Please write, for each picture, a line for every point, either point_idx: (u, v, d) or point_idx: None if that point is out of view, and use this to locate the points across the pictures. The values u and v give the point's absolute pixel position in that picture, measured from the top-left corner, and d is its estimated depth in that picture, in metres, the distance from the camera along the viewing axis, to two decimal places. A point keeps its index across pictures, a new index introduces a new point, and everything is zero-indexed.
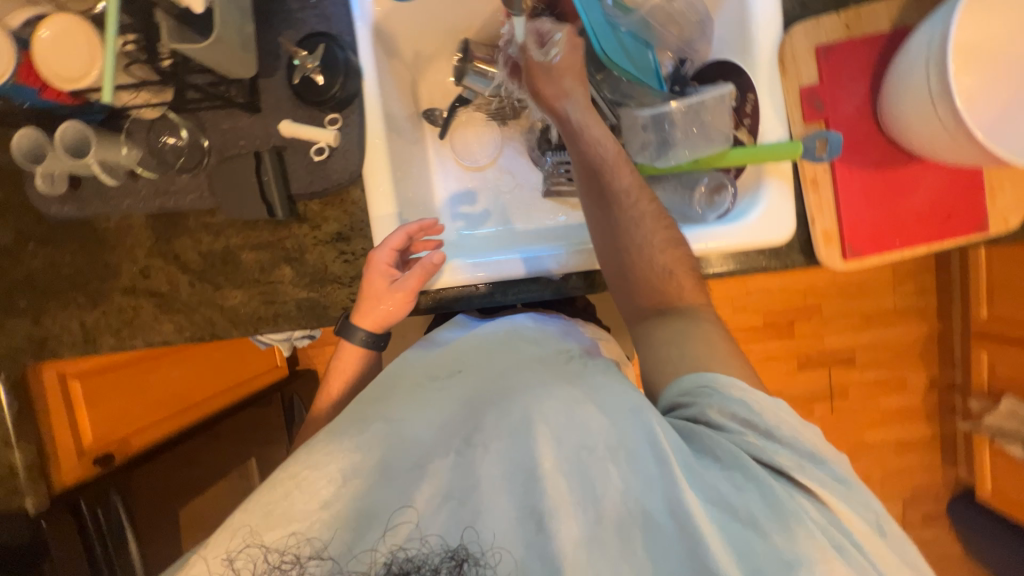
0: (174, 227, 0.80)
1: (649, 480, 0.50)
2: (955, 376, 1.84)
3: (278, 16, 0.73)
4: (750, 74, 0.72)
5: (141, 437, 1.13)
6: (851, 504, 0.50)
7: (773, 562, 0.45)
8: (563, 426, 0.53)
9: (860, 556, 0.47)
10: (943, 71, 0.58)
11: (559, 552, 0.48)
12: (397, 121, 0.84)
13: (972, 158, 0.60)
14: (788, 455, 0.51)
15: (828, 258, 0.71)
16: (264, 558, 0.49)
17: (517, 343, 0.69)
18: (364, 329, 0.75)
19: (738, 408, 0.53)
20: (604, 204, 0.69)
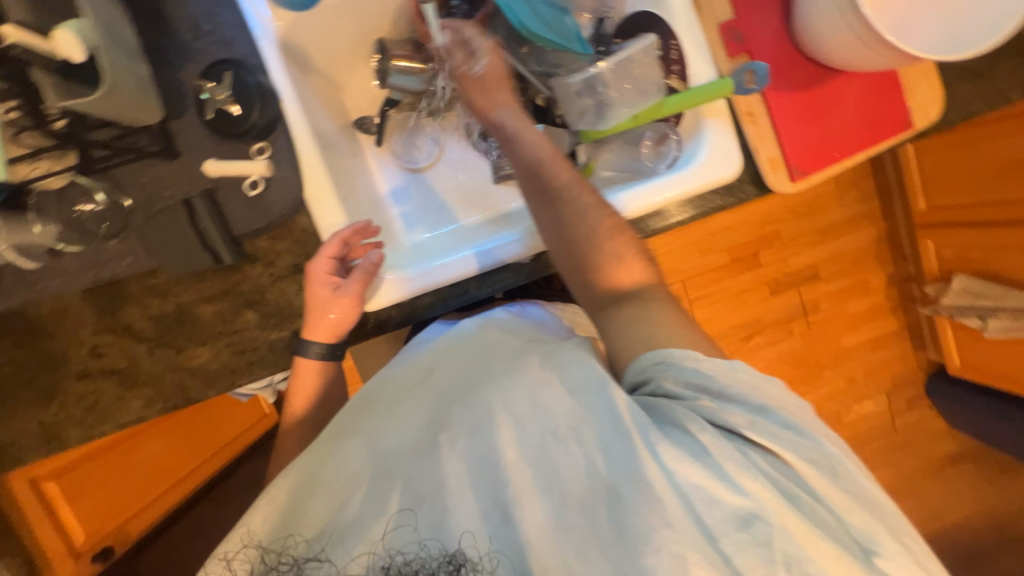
0: (118, 298, 0.74)
1: (608, 452, 0.55)
2: (909, 268, 1.96)
3: (174, 51, 0.68)
4: (668, 20, 0.73)
5: (137, 520, 1.11)
6: (799, 450, 0.54)
7: (719, 511, 0.51)
8: (525, 414, 0.57)
9: (801, 496, 0.53)
10: None
11: (525, 538, 0.53)
12: (328, 137, 0.80)
13: (888, 60, 0.63)
14: (739, 414, 0.55)
15: (777, 183, 0.73)
16: (264, 558, 0.54)
17: (481, 339, 0.68)
18: (317, 342, 0.73)
19: (691, 377, 0.57)
20: (547, 201, 0.69)
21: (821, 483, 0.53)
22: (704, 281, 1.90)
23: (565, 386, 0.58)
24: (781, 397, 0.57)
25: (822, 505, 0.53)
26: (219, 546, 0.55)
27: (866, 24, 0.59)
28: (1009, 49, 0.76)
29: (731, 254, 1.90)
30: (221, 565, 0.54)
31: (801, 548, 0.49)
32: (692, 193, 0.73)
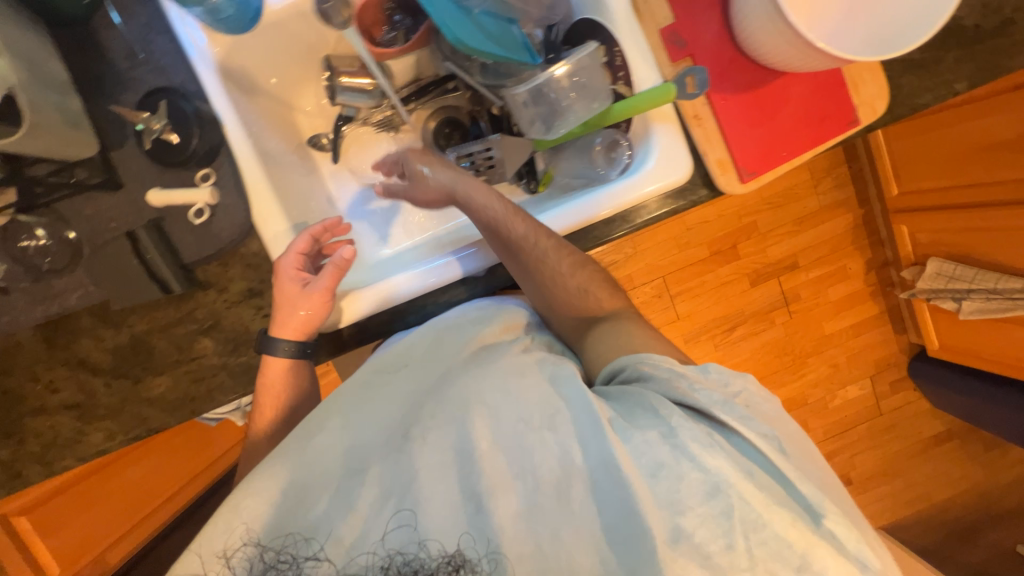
0: (68, 331, 0.73)
1: (582, 438, 0.56)
2: (887, 253, 1.97)
3: (110, 81, 0.67)
4: (610, 28, 0.73)
5: (114, 551, 1.08)
6: (757, 425, 0.56)
7: (696, 486, 0.50)
8: (498, 404, 0.59)
9: (770, 477, 0.52)
10: None
11: (499, 527, 0.52)
12: (277, 157, 0.79)
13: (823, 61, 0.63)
14: (707, 396, 0.57)
15: (728, 185, 0.73)
16: (261, 556, 0.54)
17: (456, 331, 0.73)
18: (285, 339, 0.71)
19: (664, 370, 0.62)
20: (511, 254, 0.72)
21: (768, 446, 0.54)
22: (684, 276, 1.90)
23: (535, 376, 0.63)
24: (746, 391, 0.60)
25: (785, 483, 0.52)
26: (218, 543, 0.55)
27: (793, 26, 0.59)
28: (952, 40, 0.76)
29: (709, 248, 1.90)
30: (220, 562, 0.54)
31: (772, 518, 0.49)
32: (643, 198, 0.73)
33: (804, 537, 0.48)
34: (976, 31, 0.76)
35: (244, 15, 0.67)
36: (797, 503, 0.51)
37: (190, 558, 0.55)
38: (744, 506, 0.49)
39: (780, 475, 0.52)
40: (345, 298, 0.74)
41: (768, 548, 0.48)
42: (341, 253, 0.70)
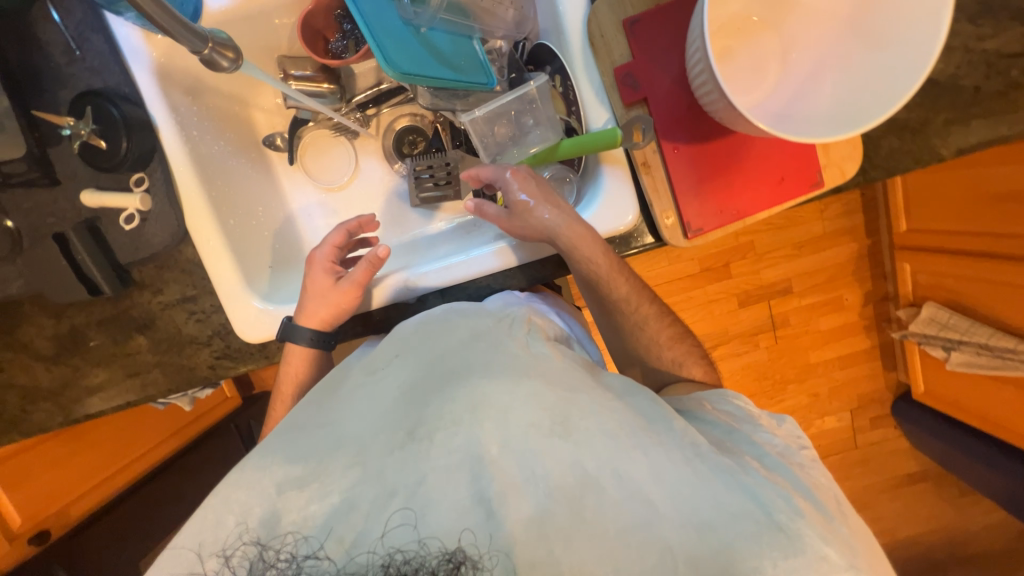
0: (14, 318, 0.76)
1: (597, 449, 0.50)
2: (888, 288, 1.84)
3: (49, 77, 0.67)
4: (565, 60, 0.68)
5: (82, 502, 1.19)
6: (789, 469, 0.57)
7: (721, 514, 0.49)
8: (512, 406, 0.52)
9: (801, 505, 0.52)
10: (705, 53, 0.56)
11: (507, 533, 0.47)
12: (220, 160, 0.77)
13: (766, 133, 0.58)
14: (771, 440, 0.61)
15: (672, 239, 0.70)
16: (260, 555, 0.49)
17: (469, 324, 0.66)
18: (308, 330, 0.72)
19: (732, 408, 0.66)
20: (605, 308, 0.76)
21: (793, 482, 0.55)
22: (672, 289, 1.82)
23: (555, 380, 0.56)
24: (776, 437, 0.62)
25: (816, 515, 0.51)
26: (218, 541, 0.50)
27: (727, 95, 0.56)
28: (944, 101, 0.69)
29: (701, 264, 1.80)
30: (218, 561, 0.49)
31: (810, 544, 0.48)
32: None
33: (836, 570, 0.47)
34: (975, 93, 0.69)
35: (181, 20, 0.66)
36: (830, 536, 0.49)
37: (181, 553, 0.51)
38: (774, 537, 0.48)
39: (812, 508, 0.52)
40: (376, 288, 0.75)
41: (800, 572, 0.46)
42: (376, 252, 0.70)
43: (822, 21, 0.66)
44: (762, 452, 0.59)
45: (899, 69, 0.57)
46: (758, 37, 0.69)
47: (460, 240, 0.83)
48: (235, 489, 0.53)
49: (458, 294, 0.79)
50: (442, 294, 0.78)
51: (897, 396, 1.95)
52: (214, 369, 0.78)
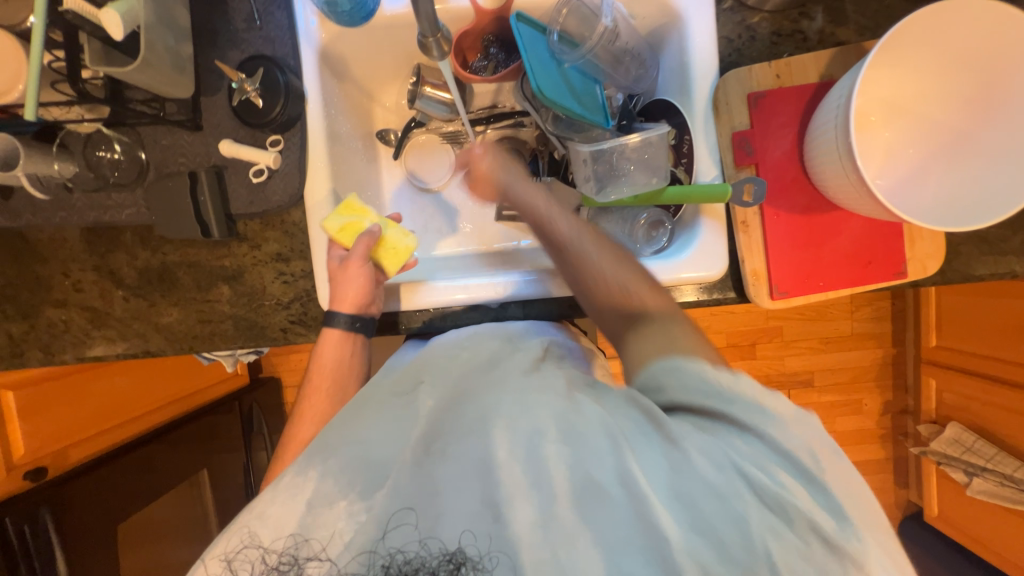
0: (110, 242, 0.78)
1: (597, 452, 0.50)
2: (908, 402, 1.78)
3: (225, 37, 0.73)
4: (687, 120, 0.74)
5: (80, 449, 1.11)
6: (790, 428, 0.48)
7: (719, 515, 0.46)
8: (518, 415, 0.53)
9: (802, 487, 0.46)
10: (846, 132, 0.60)
11: (514, 537, 0.48)
12: (345, 138, 0.83)
13: (872, 207, 0.63)
14: (758, 413, 0.49)
15: (756, 296, 0.74)
16: (263, 559, 0.50)
17: (477, 348, 0.65)
18: (342, 313, 0.72)
19: (701, 379, 0.52)
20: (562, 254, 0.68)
21: (783, 430, 0.48)
22: None
23: (559, 391, 0.56)
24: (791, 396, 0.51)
25: (809, 486, 0.46)
26: (221, 545, 0.51)
27: (867, 179, 0.59)
28: None
29: (729, 338, 1.75)
30: (221, 565, 0.50)
31: (806, 517, 0.45)
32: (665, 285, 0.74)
33: (820, 542, 0.44)
34: None
35: (357, 13, 0.71)
36: (816, 507, 0.45)
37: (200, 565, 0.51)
38: (765, 522, 0.45)
39: (808, 482, 0.46)
40: (428, 303, 0.77)
41: (787, 550, 0.44)
42: (478, 159, 0.79)
43: (931, 131, 0.69)
44: (761, 408, 0.49)
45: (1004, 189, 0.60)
46: (867, 134, 0.71)
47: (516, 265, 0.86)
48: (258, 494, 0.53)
49: (530, 307, 0.79)
50: (522, 304, 0.79)
51: (905, 516, 1.85)
52: (284, 332, 0.78)
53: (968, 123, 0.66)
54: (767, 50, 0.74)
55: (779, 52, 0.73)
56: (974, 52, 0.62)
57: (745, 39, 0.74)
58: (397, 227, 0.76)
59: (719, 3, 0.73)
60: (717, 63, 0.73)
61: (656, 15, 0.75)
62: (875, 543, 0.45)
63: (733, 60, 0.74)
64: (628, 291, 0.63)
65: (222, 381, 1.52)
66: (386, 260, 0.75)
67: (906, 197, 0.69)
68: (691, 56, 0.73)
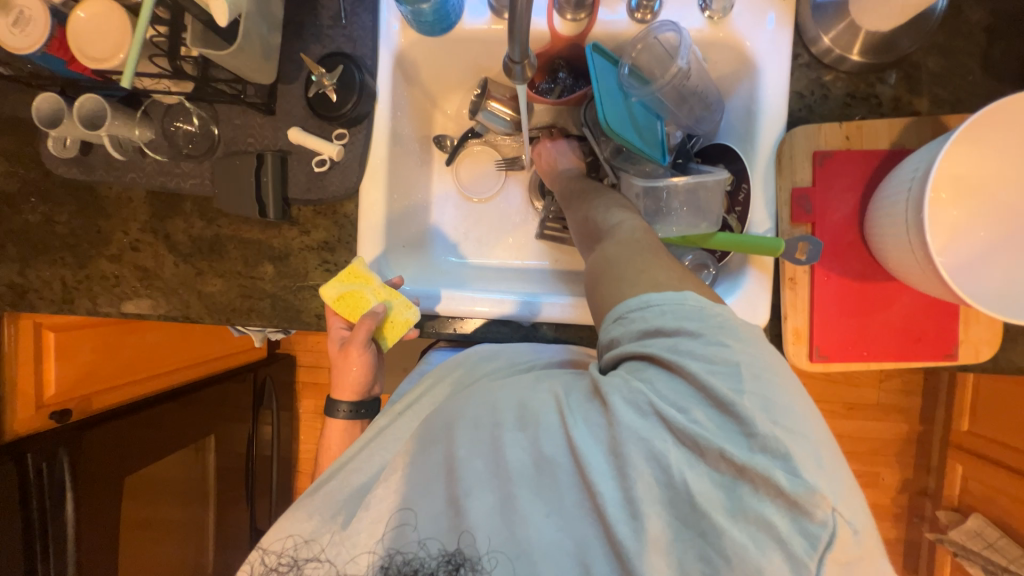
0: (171, 208, 0.82)
1: (539, 425, 0.50)
2: (929, 484, 1.69)
3: (310, 31, 0.76)
4: (747, 164, 0.74)
5: (103, 397, 1.14)
6: (716, 365, 0.45)
7: (655, 474, 0.44)
8: (472, 414, 0.54)
9: (739, 432, 0.42)
10: (919, 204, 0.58)
11: (475, 527, 0.48)
12: (405, 139, 0.86)
13: (932, 285, 0.61)
14: (693, 356, 0.46)
15: (794, 355, 0.72)
16: (263, 560, 0.55)
17: (480, 367, 0.69)
18: (345, 403, 0.76)
19: (643, 323, 0.51)
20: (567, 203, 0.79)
21: (713, 370, 0.45)
22: None
23: (523, 381, 0.56)
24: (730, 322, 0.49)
25: (738, 426, 0.43)
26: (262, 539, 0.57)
27: (935, 255, 0.57)
28: None
29: None
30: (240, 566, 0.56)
31: (751, 470, 0.41)
32: None
33: (734, 471, 0.42)
34: None
35: (438, 24, 0.74)
36: (752, 454, 0.41)
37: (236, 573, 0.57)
38: (706, 480, 0.43)
39: (743, 422, 0.42)
40: (460, 313, 0.79)
41: (703, 482, 0.42)
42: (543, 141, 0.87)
43: (1006, 216, 0.66)
44: (692, 338, 0.48)
45: None
46: (934, 211, 0.69)
47: (539, 285, 0.88)
48: (278, 519, 0.58)
49: (560, 331, 0.79)
50: (554, 326, 0.79)
51: None
52: (318, 319, 0.80)
53: None
54: (839, 110, 0.73)
55: (851, 114, 0.72)
56: None
57: (818, 97, 0.73)
58: (400, 297, 0.75)
59: (795, 58, 0.73)
60: (786, 117, 0.72)
61: (730, 61, 0.75)
62: (794, 456, 0.40)
63: (802, 116, 0.74)
64: (586, 219, 0.72)
65: (242, 351, 1.56)
66: (388, 335, 0.74)
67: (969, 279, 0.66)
68: (760, 107, 0.73)
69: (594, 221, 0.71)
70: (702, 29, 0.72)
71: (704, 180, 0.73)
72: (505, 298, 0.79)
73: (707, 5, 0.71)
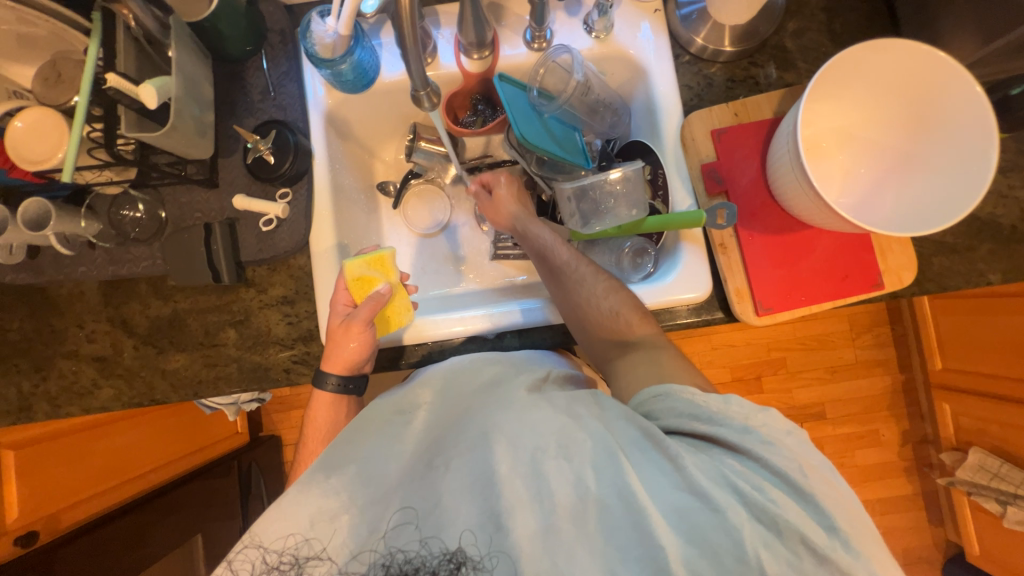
0: (125, 294, 0.83)
1: (597, 465, 0.52)
2: (926, 430, 1.71)
3: (242, 107, 0.83)
4: (658, 154, 0.83)
5: (73, 513, 1.07)
6: (789, 460, 0.51)
7: (724, 535, 0.48)
8: (517, 434, 0.55)
9: (812, 522, 0.48)
10: (796, 153, 0.66)
11: (516, 550, 0.49)
12: (349, 190, 0.91)
13: (832, 220, 0.68)
14: (773, 452, 0.52)
15: (742, 314, 0.76)
16: (264, 558, 0.51)
17: (481, 372, 0.68)
18: (334, 376, 0.74)
19: (705, 406, 0.57)
20: (555, 279, 0.77)
21: (788, 463, 0.51)
22: None
23: (561, 408, 0.58)
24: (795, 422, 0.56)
25: (812, 516, 0.49)
26: (268, 533, 0.52)
27: (824, 196, 0.64)
28: (986, 234, 0.76)
29: (732, 372, 1.74)
30: (221, 565, 0.51)
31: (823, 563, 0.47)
32: (658, 307, 0.77)
33: (813, 557, 0.47)
34: (1012, 230, 0.76)
35: (359, 81, 0.81)
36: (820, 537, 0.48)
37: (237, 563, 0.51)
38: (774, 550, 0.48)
39: (812, 513, 0.49)
40: (423, 339, 0.80)
41: (779, 562, 0.47)
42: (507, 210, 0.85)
43: (882, 154, 0.75)
44: (746, 429, 0.53)
45: (955, 199, 0.65)
46: (822, 161, 0.78)
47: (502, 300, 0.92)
48: (273, 502, 0.54)
49: (525, 337, 0.82)
50: (519, 334, 0.82)
51: (948, 558, 1.72)
52: (288, 372, 0.80)
53: (910, 144, 0.72)
54: (724, 94, 0.82)
55: (735, 95, 0.82)
56: (909, 86, 0.69)
57: (704, 86, 0.83)
58: (406, 298, 0.78)
59: (677, 58, 0.84)
60: (681, 107, 0.82)
61: (623, 70, 0.86)
62: (868, 554, 0.47)
63: (695, 104, 0.83)
64: (616, 315, 0.72)
65: (220, 441, 1.49)
66: (388, 319, 0.78)
67: (865, 213, 0.75)
68: (657, 104, 0.82)
69: (622, 318, 0.71)
70: (592, 48, 0.83)
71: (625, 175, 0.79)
72: (477, 314, 0.81)
73: (591, 27, 0.82)
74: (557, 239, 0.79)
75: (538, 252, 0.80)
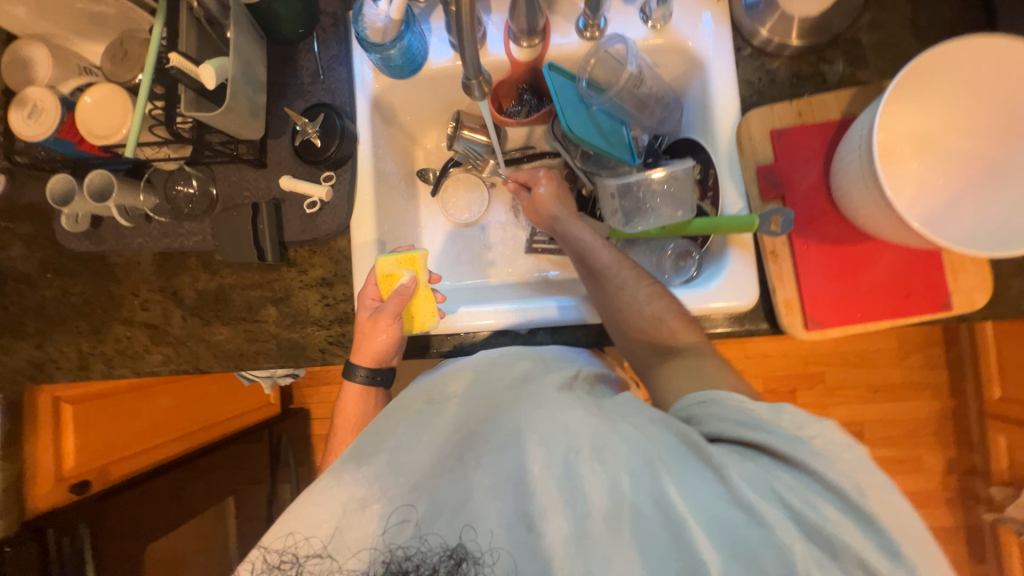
0: (176, 266, 0.86)
1: (632, 470, 0.51)
2: (976, 461, 1.59)
3: (293, 89, 0.84)
4: (711, 152, 0.79)
5: (121, 465, 1.13)
6: (844, 476, 0.48)
7: (773, 560, 0.45)
8: (551, 432, 0.55)
9: (872, 547, 0.45)
10: (869, 160, 0.61)
11: (547, 553, 0.49)
12: (390, 176, 0.91)
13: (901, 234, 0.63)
14: (824, 465, 0.48)
15: (789, 327, 0.72)
16: (265, 558, 0.52)
17: (509, 369, 0.67)
18: (363, 367, 0.75)
19: (751, 413, 0.55)
20: (594, 283, 0.76)
21: (845, 481, 0.47)
22: None
23: (594, 411, 0.58)
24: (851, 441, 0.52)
25: (870, 539, 0.45)
26: (277, 539, 0.53)
27: (897, 206, 0.59)
28: None
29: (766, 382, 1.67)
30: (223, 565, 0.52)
31: None
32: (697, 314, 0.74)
33: None
34: None
35: (406, 66, 0.81)
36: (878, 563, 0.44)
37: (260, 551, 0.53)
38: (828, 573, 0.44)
39: (872, 536, 0.45)
40: (455, 330, 0.80)
41: None
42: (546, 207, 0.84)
43: (965, 162, 0.69)
44: (796, 439, 0.51)
45: None
46: (896, 168, 0.73)
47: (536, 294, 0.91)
48: (296, 498, 0.55)
49: (557, 334, 0.81)
50: (551, 331, 0.80)
51: None
52: (323, 353, 0.82)
53: (1000, 153, 0.66)
54: (788, 91, 0.77)
55: (800, 93, 0.77)
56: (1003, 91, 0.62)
57: (766, 82, 0.78)
58: (430, 302, 0.77)
59: (739, 51, 0.79)
60: (739, 104, 0.77)
61: (679, 62, 0.82)
62: None
63: (755, 101, 0.78)
64: (659, 322, 0.70)
65: (258, 409, 1.51)
66: (411, 317, 0.77)
67: (941, 227, 0.69)
68: (713, 99, 0.78)
69: (665, 325, 0.70)
70: (648, 38, 0.79)
71: (671, 173, 0.76)
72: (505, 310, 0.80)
73: (648, 16, 0.78)
74: (599, 241, 0.79)
75: (579, 256, 0.79)
